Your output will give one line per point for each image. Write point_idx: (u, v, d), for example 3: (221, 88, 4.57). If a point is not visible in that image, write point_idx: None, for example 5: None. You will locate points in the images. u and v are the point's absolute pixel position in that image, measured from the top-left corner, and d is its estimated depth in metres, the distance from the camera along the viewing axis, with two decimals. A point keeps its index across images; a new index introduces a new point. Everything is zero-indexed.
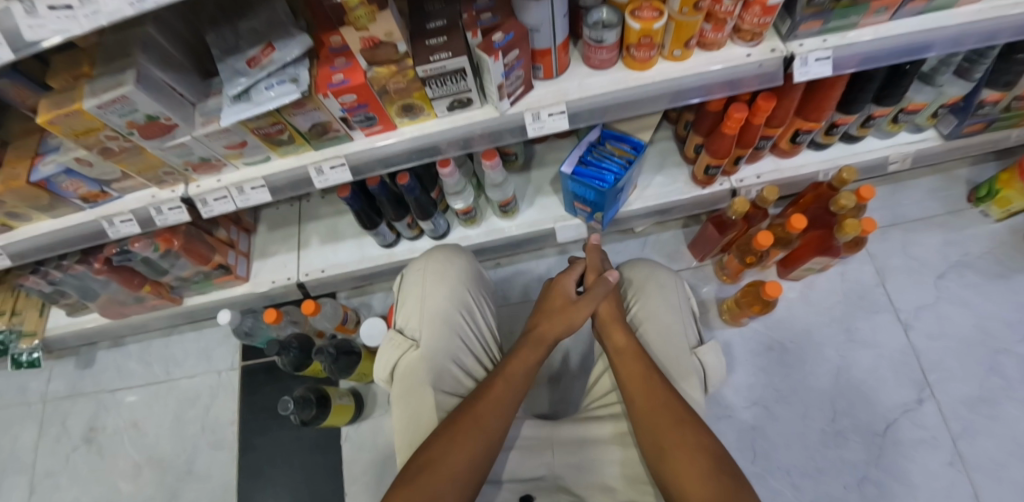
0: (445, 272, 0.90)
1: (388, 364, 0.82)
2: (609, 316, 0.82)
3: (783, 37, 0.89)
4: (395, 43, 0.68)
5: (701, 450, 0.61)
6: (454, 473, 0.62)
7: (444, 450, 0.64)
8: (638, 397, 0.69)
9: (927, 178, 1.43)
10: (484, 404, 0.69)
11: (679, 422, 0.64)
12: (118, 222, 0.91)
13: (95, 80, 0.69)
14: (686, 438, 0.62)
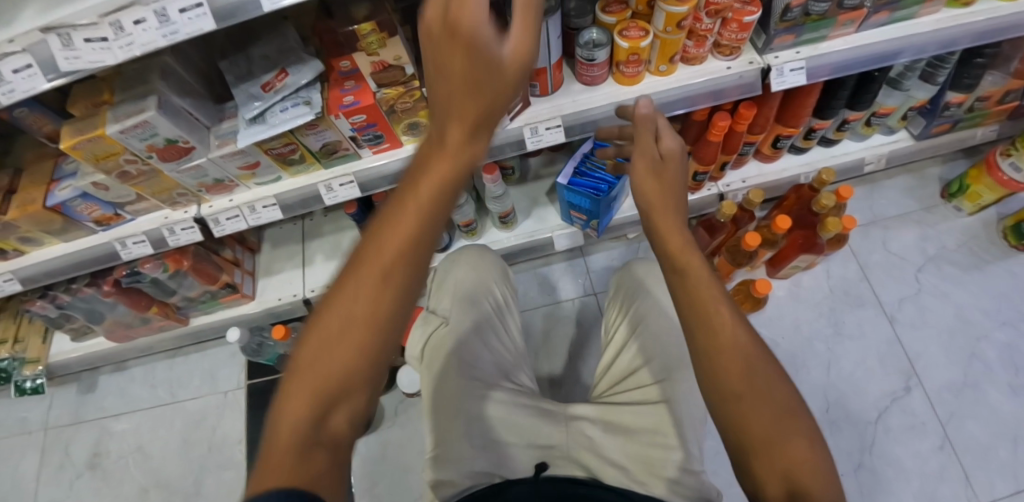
0: (475, 262, 0.98)
1: (420, 342, 0.90)
2: (656, 182, 0.60)
3: (759, 51, 0.95)
4: (402, 66, 0.74)
5: (768, 382, 0.48)
6: (361, 339, 0.39)
7: (346, 302, 0.39)
8: (687, 299, 0.53)
9: (901, 178, 1.51)
10: (376, 258, 0.40)
11: (740, 339, 0.49)
12: (130, 244, 0.93)
13: (116, 106, 0.72)
14: (752, 366, 0.48)
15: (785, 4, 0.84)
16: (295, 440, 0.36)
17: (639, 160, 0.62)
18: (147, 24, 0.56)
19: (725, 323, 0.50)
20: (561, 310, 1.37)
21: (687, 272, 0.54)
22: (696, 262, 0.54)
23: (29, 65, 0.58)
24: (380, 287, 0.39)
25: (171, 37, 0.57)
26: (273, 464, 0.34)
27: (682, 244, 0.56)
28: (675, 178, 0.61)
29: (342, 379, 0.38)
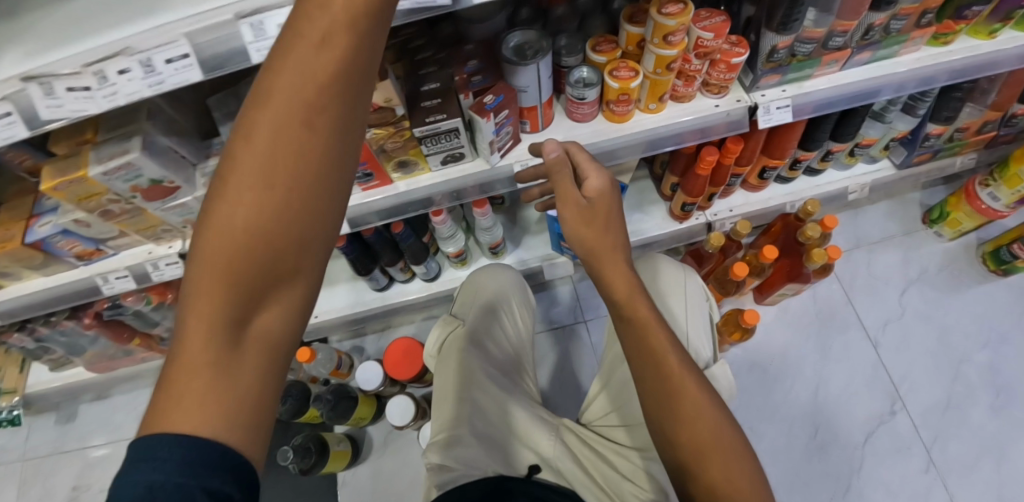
0: (495, 272, 1.06)
1: (436, 341, 0.98)
2: (587, 229, 0.63)
3: (747, 88, 0.97)
4: (392, 107, 0.72)
5: (713, 416, 0.61)
6: (280, 197, 0.34)
7: (252, 153, 0.34)
8: (643, 345, 0.64)
9: (884, 202, 1.54)
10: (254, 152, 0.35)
11: (690, 383, 0.62)
12: (113, 278, 0.91)
13: (99, 146, 0.71)
14: (701, 405, 0.61)
15: (772, 45, 0.87)
16: (217, 346, 0.33)
17: (568, 201, 0.63)
18: (132, 74, 0.54)
19: (681, 368, 0.62)
20: (551, 334, 1.37)
21: (640, 323, 0.64)
22: (647, 312, 0.64)
23: (7, 113, 0.55)
24: (300, 135, 0.34)
25: (157, 87, 0.55)
26: (194, 367, 0.32)
27: (628, 289, 0.64)
28: (608, 215, 0.64)
29: (263, 250, 0.34)
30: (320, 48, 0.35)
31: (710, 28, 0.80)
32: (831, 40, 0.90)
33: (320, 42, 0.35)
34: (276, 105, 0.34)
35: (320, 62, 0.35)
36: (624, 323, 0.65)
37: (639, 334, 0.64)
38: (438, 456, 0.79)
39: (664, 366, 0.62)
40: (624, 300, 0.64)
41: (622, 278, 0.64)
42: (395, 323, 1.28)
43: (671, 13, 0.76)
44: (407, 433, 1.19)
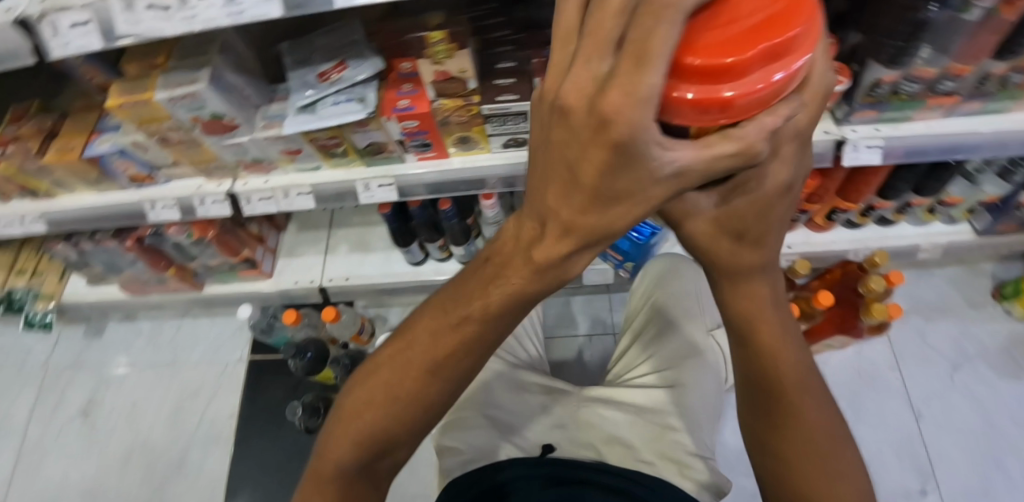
0: None
1: None
2: (710, 240, 0.35)
3: (837, 121, 0.92)
4: (465, 79, 0.70)
5: (829, 426, 0.45)
6: (407, 407, 0.41)
7: (394, 376, 0.41)
8: (758, 371, 0.45)
9: (952, 268, 1.43)
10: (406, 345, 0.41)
11: (805, 402, 0.45)
12: (160, 206, 0.92)
13: (169, 72, 0.71)
14: (816, 424, 0.45)
15: (875, 77, 0.81)
16: (344, 476, 0.44)
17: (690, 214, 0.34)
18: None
19: (799, 385, 0.44)
20: None
21: (761, 344, 0.43)
22: (773, 334, 0.42)
23: (86, 21, 0.56)
24: (432, 365, 0.40)
25: (235, 17, 0.55)
26: (324, 475, 0.44)
27: (761, 308, 0.41)
28: (755, 214, 0.32)
29: (382, 435, 0.42)
30: (472, 319, 0.38)
31: None
32: (940, 84, 0.83)
33: (469, 314, 0.38)
34: (421, 345, 0.40)
35: (466, 326, 0.38)
36: (744, 348, 0.45)
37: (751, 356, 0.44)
38: (443, 435, 0.75)
39: (779, 393, 0.44)
40: (745, 318, 0.42)
41: (761, 301, 0.41)
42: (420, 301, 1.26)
43: None
44: None
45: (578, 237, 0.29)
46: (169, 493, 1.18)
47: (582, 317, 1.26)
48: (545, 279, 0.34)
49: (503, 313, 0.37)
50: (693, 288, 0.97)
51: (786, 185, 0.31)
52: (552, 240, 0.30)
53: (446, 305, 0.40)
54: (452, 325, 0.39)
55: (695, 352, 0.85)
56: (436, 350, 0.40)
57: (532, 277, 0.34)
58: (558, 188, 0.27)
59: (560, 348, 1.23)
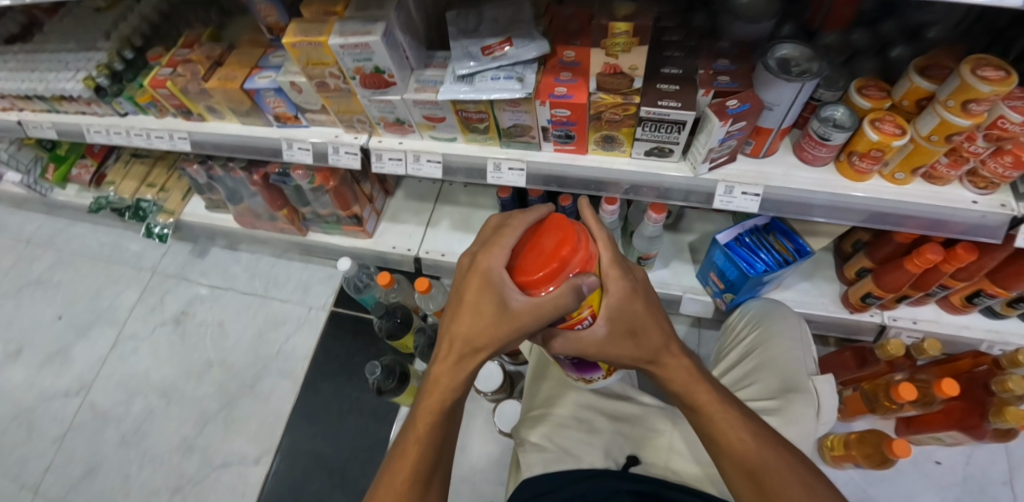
0: None
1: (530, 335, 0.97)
2: (616, 350, 0.57)
3: (1020, 195, 0.79)
4: (633, 76, 0.68)
5: (797, 481, 0.52)
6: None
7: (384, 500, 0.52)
8: (709, 435, 0.58)
9: None
10: (388, 469, 0.55)
11: (764, 454, 0.54)
12: (297, 148, 0.97)
13: (345, 21, 0.74)
14: (785, 475, 0.53)
15: None
16: None
17: (590, 343, 0.55)
18: None
19: (747, 438, 0.55)
20: None
21: (701, 409, 0.59)
22: (701, 399, 0.59)
23: None
24: (410, 467, 0.54)
25: None
26: None
27: (690, 379, 0.60)
28: (631, 319, 0.57)
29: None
30: (420, 431, 0.56)
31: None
32: None
33: (419, 429, 0.56)
34: (397, 467, 0.55)
35: (419, 437, 0.56)
36: (695, 420, 0.60)
37: (703, 422, 0.58)
38: (529, 433, 0.75)
39: (739, 450, 0.55)
40: (683, 391, 0.60)
41: (684, 375, 0.60)
42: None
43: (988, 78, 0.63)
44: (477, 401, 1.14)
45: (470, 348, 0.55)
46: (234, 414, 1.24)
47: None
48: (459, 383, 0.56)
49: (442, 417, 0.56)
50: (803, 329, 0.88)
51: (628, 295, 0.56)
52: (460, 352, 0.56)
53: (402, 442, 0.57)
54: (411, 445, 0.55)
55: (797, 388, 0.78)
56: (406, 470, 0.54)
57: (456, 386, 0.56)
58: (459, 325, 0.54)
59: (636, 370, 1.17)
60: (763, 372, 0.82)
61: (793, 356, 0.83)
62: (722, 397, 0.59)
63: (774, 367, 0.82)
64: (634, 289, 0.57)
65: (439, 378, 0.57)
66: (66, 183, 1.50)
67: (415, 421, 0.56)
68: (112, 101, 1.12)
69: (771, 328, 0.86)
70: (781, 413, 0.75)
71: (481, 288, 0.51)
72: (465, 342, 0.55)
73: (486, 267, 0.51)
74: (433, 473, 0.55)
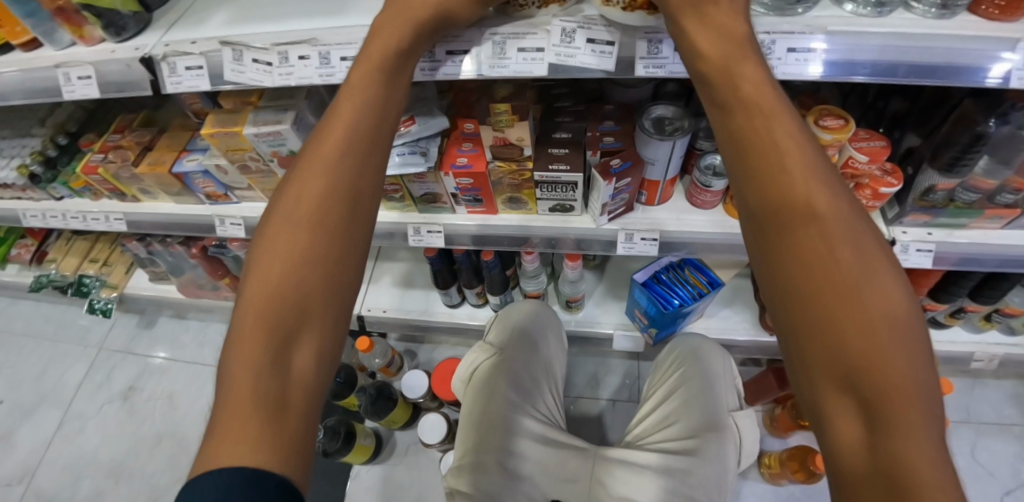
0: (537, 307, 0.99)
1: (469, 366, 0.92)
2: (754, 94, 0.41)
3: (888, 221, 0.90)
4: (521, 146, 0.75)
5: (864, 264, 0.35)
6: (303, 250, 0.44)
7: (273, 258, 0.43)
8: (806, 306, 0.34)
9: (1009, 381, 1.35)
10: (269, 228, 0.45)
11: (902, 349, 0.32)
12: (229, 223, 1.00)
13: (259, 110, 0.80)
14: (920, 384, 0.31)
15: (928, 184, 0.81)
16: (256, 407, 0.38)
17: (744, 79, 0.41)
18: (309, 61, 0.62)
19: (888, 326, 0.32)
20: None
21: (810, 261, 0.35)
22: (818, 244, 0.35)
23: (199, 66, 0.67)
24: (303, 216, 0.45)
25: (326, 77, 0.62)
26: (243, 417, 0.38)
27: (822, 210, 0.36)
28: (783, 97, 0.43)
29: (259, 460, 0.36)
30: (274, 259, 0.43)
31: (867, 151, 0.75)
32: (999, 195, 0.82)
33: (275, 258, 0.43)
34: (249, 317, 0.42)
35: (276, 268, 0.43)
36: (774, 266, 0.37)
37: (801, 280, 0.35)
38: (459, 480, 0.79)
39: (852, 334, 0.32)
40: (741, 101, 0.41)
41: (781, 157, 0.38)
42: (451, 341, 1.28)
43: (829, 127, 0.72)
44: (429, 452, 1.16)
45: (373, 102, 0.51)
46: None
47: (608, 378, 1.24)
48: (361, 127, 0.49)
49: (339, 183, 0.47)
50: (725, 362, 0.91)
51: None
52: (362, 154, 0.49)
53: (287, 200, 0.46)
54: (268, 275, 0.43)
55: (715, 427, 0.81)
56: (261, 309, 0.41)
57: (356, 202, 0.47)
58: (342, 108, 0.49)
59: (581, 407, 1.21)
60: (685, 410, 0.84)
61: (714, 391, 0.86)
62: (858, 242, 0.35)
63: (695, 403, 0.84)
64: None
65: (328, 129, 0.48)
66: (6, 264, 1.49)
67: (273, 244, 0.44)
68: (47, 187, 1.14)
69: (695, 364, 0.89)
70: (698, 454, 0.78)
71: (379, 75, 0.52)
72: (353, 134, 0.49)
73: (369, 59, 0.52)
74: (332, 238, 0.45)
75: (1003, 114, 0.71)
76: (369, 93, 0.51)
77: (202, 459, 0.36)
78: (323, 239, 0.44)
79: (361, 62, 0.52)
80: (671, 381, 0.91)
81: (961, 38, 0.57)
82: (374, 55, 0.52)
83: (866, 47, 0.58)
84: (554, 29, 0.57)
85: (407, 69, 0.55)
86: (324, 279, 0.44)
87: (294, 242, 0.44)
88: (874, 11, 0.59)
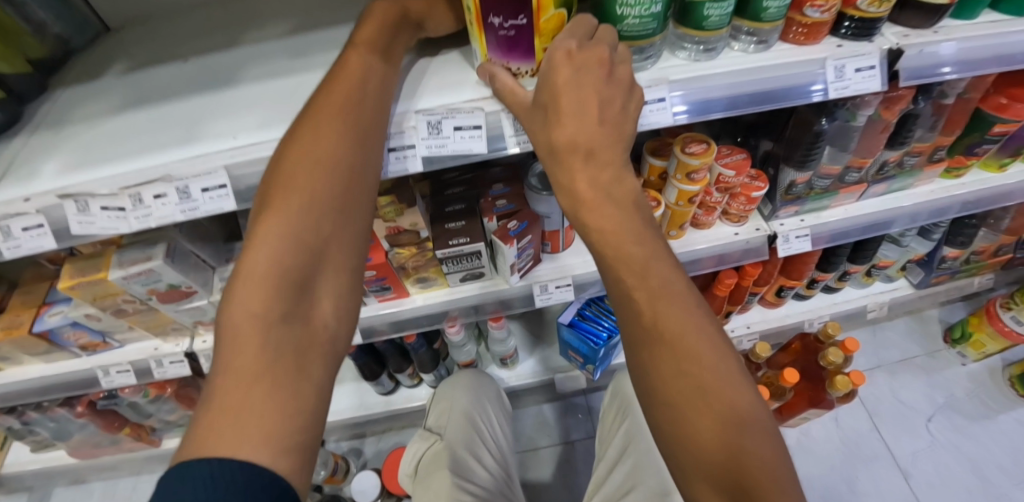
0: (476, 380, 0.98)
1: (415, 456, 0.88)
2: (587, 144, 0.46)
3: (766, 217, 1.00)
4: (418, 230, 0.74)
5: (707, 341, 0.42)
6: (300, 240, 0.45)
7: (266, 245, 0.44)
8: (666, 372, 0.42)
9: (902, 320, 1.53)
10: (261, 216, 0.46)
11: (746, 397, 0.41)
12: (114, 372, 0.90)
13: (122, 250, 0.71)
14: (758, 429, 0.39)
15: (789, 179, 0.92)
16: (264, 390, 0.38)
17: (564, 127, 0.46)
18: (167, 199, 0.57)
19: (733, 382, 0.41)
20: None
21: (663, 331, 0.42)
22: (678, 322, 0.42)
23: (39, 224, 0.59)
24: (301, 204, 0.46)
25: (189, 212, 0.58)
26: (248, 394, 0.38)
27: (667, 279, 0.44)
28: (624, 135, 0.48)
29: (259, 459, 0.35)
30: (262, 264, 0.44)
31: (732, 165, 0.83)
32: (847, 175, 0.95)
33: (263, 257, 0.44)
34: (239, 318, 0.41)
35: (267, 267, 0.44)
36: (645, 346, 0.43)
37: (659, 352, 0.42)
38: None
39: (711, 402, 0.40)
40: (597, 154, 0.46)
41: (631, 236, 0.45)
42: (396, 427, 1.22)
43: (694, 153, 0.78)
44: None
45: (353, 101, 0.51)
46: None
47: (556, 420, 1.24)
48: (349, 123, 0.50)
49: (328, 169, 0.48)
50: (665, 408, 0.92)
51: (601, 57, 0.46)
52: (354, 149, 0.50)
53: (274, 193, 0.47)
54: (262, 265, 0.44)
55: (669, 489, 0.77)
56: (263, 297, 0.42)
57: (342, 223, 0.49)
58: (328, 130, 0.49)
59: (540, 456, 1.20)
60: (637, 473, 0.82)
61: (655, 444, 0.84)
62: (700, 322, 0.43)
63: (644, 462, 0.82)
64: (603, 67, 0.46)
65: (310, 124, 0.50)
66: None
67: (261, 238, 0.45)
68: None
69: (634, 415, 0.90)
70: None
71: (357, 79, 0.53)
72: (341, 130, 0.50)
73: (336, 91, 0.51)
74: (327, 231, 0.47)
75: (832, 113, 0.82)
76: (343, 91, 0.52)
77: (190, 454, 0.35)
78: (314, 230, 0.46)
79: (334, 83, 0.52)
80: (619, 441, 0.91)
81: (777, 67, 0.66)
82: (354, 68, 0.53)
83: (687, 92, 0.65)
84: (419, 123, 0.57)
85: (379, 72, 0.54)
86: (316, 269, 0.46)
87: (281, 244, 0.45)
88: (705, 55, 0.67)
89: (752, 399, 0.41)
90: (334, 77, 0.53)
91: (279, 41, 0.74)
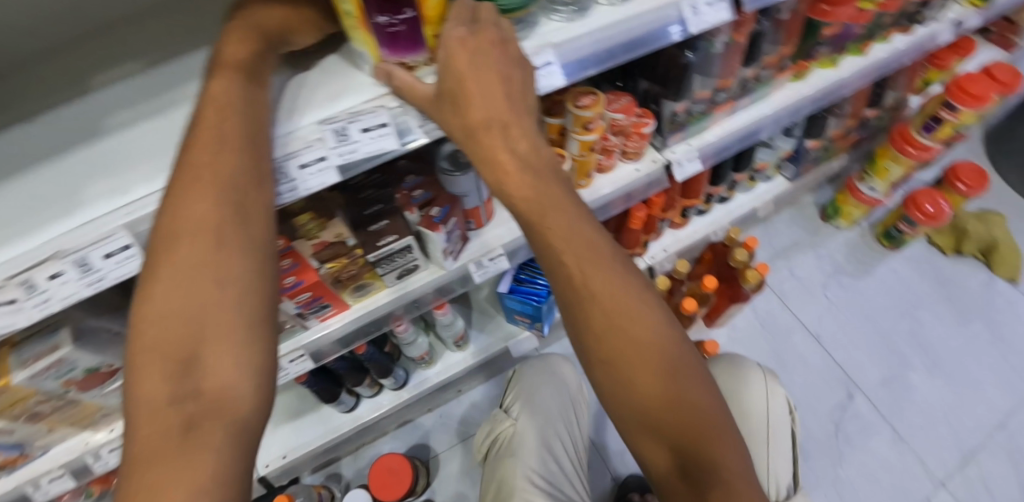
0: (554, 369, 1.16)
1: (489, 432, 1.11)
2: (495, 120, 0.52)
3: (658, 149, 1.10)
4: (344, 240, 0.73)
5: (637, 301, 0.49)
6: (185, 309, 0.43)
7: (153, 324, 0.43)
8: (601, 329, 0.48)
9: (787, 211, 1.77)
10: (146, 293, 0.44)
11: (676, 350, 0.48)
12: (46, 482, 0.79)
13: (18, 347, 0.63)
14: (685, 377, 0.47)
15: (669, 110, 1.02)
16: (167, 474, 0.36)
17: (475, 107, 0.52)
18: (67, 276, 0.51)
19: (663, 337, 0.48)
20: None
21: (593, 292, 0.48)
22: (603, 283, 0.48)
23: None
24: (181, 270, 0.44)
25: (96, 284, 0.53)
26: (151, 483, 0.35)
27: (590, 241, 0.50)
28: (526, 106, 0.55)
29: None
30: (149, 344, 0.42)
31: (620, 109, 0.92)
32: (716, 97, 1.07)
33: (151, 335, 0.42)
34: (136, 404, 0.40)
35: (155, 345, 0.42)
36: (579, 308, 0.48)
37: (593, 312, 0.48)
38: None
39: (644, 355, 0.47)
40: (508, 129, 0.53)
41: (548, 211, 0.50)
42: (367, 441, 1.22)
43: (585, 105, 0.85)
44: None
45: (215, 142, 0.48)
46: None
47: None
48: (214, 167, 0.47)
49: (199, 224, 0.45)
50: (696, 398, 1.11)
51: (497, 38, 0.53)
52: (225, 195, 0.47)
53: (156, 263, 0.45)
54: (151, 345, 0.42)
55: None
56: (154, 377, 0.40)
57: (229, 275, 0.46)
58: (194, 182, 0.46)
59: None
60: None
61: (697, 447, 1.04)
62: (628, 283, 0.49)
63: None
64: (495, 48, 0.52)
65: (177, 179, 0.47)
66: None
67: (148, 316, 0.43)
68: None
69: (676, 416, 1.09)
70: None
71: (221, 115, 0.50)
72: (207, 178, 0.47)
73: (205, 132, 0.49)
74: (214, 288, 0.45)
75: (694, 45, 0.93)
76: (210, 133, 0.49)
77: None
78: (198, 293, 0.44)
79: (202, 122, 0.49)
80: None
81: (641, 15, 0.74)
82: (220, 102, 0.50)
83: (573, 48, 0.70)
84: (326, 135, 0.56)
85: (249, 101, 0.52)
86: (210, 331, 0.43)
87: (169, 317, 0.43)
88: (577, 13, 0.72)
89: (680, 352, 0.49)
90: (201, 116, 0.50)
91: (135, 81, 0.68)
